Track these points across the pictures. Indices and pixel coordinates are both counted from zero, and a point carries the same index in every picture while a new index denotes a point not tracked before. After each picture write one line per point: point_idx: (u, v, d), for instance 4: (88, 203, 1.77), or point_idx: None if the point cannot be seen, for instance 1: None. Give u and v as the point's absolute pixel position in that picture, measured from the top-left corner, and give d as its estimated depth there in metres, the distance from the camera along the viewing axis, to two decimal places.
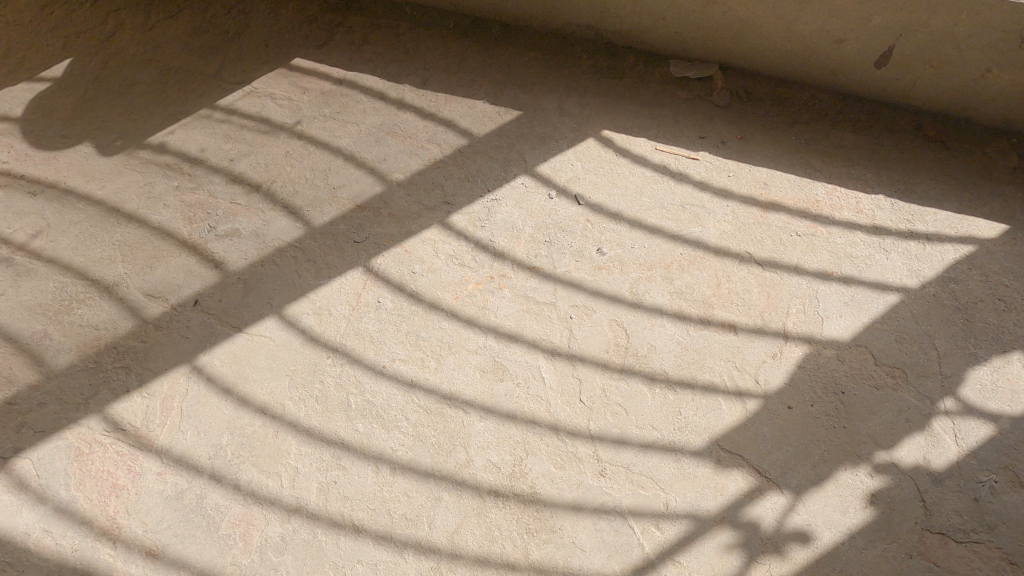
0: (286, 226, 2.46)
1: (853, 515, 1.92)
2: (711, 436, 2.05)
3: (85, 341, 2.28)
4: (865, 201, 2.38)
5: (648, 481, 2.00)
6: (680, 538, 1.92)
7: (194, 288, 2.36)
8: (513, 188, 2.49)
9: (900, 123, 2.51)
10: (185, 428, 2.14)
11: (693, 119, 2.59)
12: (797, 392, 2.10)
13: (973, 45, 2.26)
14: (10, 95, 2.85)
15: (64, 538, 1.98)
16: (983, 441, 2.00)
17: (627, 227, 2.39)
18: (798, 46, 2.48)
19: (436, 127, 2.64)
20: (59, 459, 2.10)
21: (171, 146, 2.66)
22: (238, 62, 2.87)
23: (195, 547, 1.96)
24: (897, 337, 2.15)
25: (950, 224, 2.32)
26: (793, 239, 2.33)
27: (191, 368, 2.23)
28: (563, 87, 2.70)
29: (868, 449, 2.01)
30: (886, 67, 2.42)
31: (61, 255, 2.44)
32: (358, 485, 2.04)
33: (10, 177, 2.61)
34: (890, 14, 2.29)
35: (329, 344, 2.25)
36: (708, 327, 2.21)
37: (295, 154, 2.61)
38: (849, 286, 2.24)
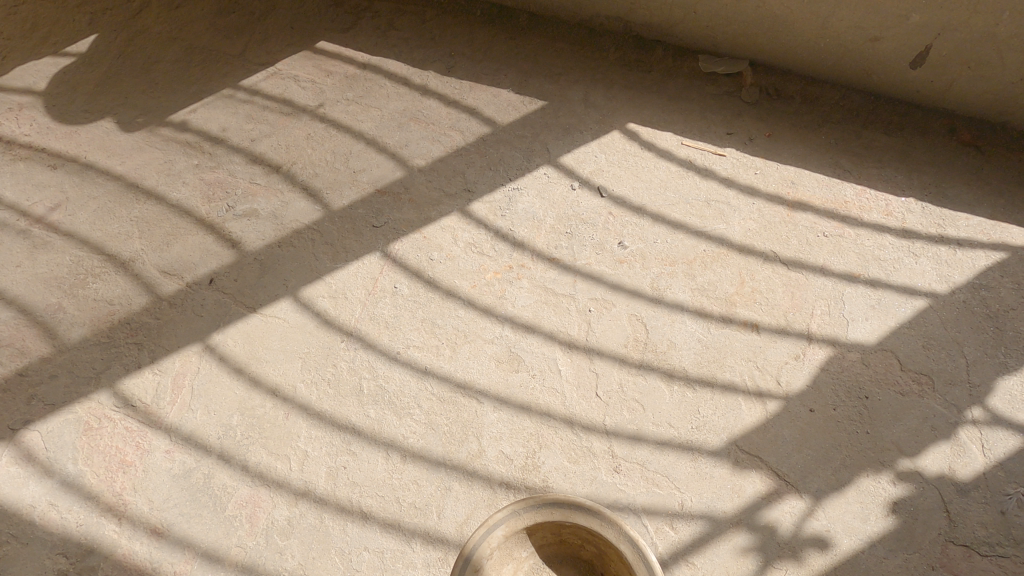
0: (305, 209, 2.44)
1: (874, 523, 1.87)
2: (730, 436, 2.01)
3: (99, 316, 2.27)
4: (895, 204, 2.33)
5: (664, 479, 1.96)
6: (694, 538, 1.87)
7: (210, 267, 2.34)
8: (535, 178, 2.45)
9: (932, 126, 2.46)
10: (195, 407, 2.12)
11: (720, 115, 2.55)
12: (819, 396, 2.05)
13: (1013, 47, 2.20)
14: (34, 69, 2.85)
15: (70, 513, 1.96)
16: (1011, 452, 1.95)
17: (650, 221, 2.35)
18: (832, 43, 2.42)
19: (459, 115, 2.61)
20: (68, 433, 2.08)
21: (193, 124, 2.65)
22: (263, 44, 2.86)
23: (200, 527, 1.94)
24: (924, 343, 2.10)
25: (981, 230, 2.27)
26: (819, 239, 2.29)
27: (204, 347, 2.21)
28: (589, 79, 2.66)
29: (891, 456, 1.96)
30: (922, 68, 2.36)
31: (78, 229, 2.43)
32: (368, 472, 2.00)
33: (31, 150, 2.60)
34: (930, 10, 2.22)
35: (343, 328, 2.22)
36: (730, 326, 2.16)
37: (316, 136, 2.59)
38: (875, 289, 2.19)
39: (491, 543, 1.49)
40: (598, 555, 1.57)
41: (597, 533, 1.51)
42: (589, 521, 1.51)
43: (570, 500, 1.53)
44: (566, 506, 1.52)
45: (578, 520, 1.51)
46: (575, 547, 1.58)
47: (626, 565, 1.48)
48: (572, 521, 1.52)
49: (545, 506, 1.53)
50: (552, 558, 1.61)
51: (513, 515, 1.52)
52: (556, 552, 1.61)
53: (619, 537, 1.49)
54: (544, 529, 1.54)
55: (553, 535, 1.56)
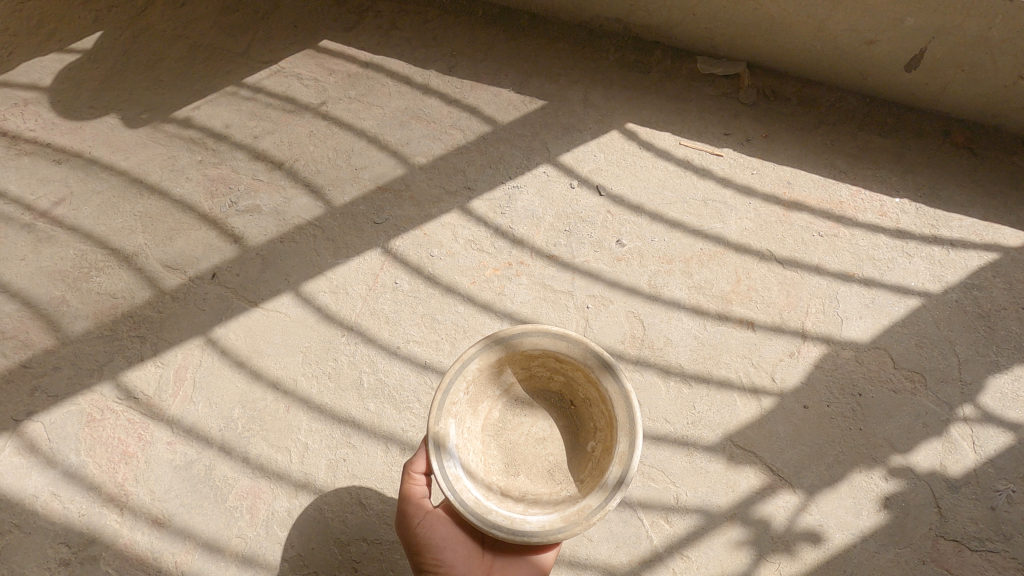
0: (307, 205, 2.47)
1: (866, 518, 1.91)
2: (725, 432, 2.03)
3: (102, 309, 2.29)
4: (890, 204, 2.36)
5: (660, 474, 1.99)
6: (689, 532, 1.92)
7: (212, 262, 2.37)
8: (535, 176, 2.48)
9: (926, 128, 2.49)
10: (197, 400, 2.14)
11: (718, 116, 2.58)
12: (813, 392, 2.07)
13: (1006, 51, 2.21)
14: (40, 65, 2.88)
15: (72, 503, 1.99)
16: (1001, 449, 1.98)
17: (648, 220, 2.38)
18: (828, 46, 2.45)
19: (460, 113, 2.64)
20: (70, 424, 2.11)
21: (197, 121, 2.67)
22: (266, 42, 2.89)
23: (202, 518, 1.98)
24: (917, 341, 2.13)
25: (975, 231, 2.30)
26: (814, 239, 2.32)
27: (206, 341, 2.23)
28: (588, 79, 2.69)
29: (884, 452, 1.99)
30: (917, 70, 2.38)
31: (82, 223, 2.45)
32: (367, 465, 2.04)
33: (36, 144, 2.63)
34: (924, 15, 2.22)
35: (344, 322, 2.25)
36: (726, 323, 2.19)
37: (319, 134, 2.62)
38: (869, 288, 2.22)
39: (467, 376, 1.63)
40: (567, 379, 1.72)
41: (564, 356, 1.65)
42: (556, 343, 1.63)
43: (538, 328, 1.63)
44: (535, 333, 1.63)
45: (545, 345, 1.64)
46: (547, 378, 1.75)
47: (593, 379, 1.63)
48: (540, 346, 1.65)
49: (515, 334, 1.63)
50: (526, 394, 1.77)
51: (486, 348, 1.63)
52: (530, 384, 1.77)
53: (584, 353, 1.61)
54: (515, 358, 1.68)
55: (525, 365, 1.71)
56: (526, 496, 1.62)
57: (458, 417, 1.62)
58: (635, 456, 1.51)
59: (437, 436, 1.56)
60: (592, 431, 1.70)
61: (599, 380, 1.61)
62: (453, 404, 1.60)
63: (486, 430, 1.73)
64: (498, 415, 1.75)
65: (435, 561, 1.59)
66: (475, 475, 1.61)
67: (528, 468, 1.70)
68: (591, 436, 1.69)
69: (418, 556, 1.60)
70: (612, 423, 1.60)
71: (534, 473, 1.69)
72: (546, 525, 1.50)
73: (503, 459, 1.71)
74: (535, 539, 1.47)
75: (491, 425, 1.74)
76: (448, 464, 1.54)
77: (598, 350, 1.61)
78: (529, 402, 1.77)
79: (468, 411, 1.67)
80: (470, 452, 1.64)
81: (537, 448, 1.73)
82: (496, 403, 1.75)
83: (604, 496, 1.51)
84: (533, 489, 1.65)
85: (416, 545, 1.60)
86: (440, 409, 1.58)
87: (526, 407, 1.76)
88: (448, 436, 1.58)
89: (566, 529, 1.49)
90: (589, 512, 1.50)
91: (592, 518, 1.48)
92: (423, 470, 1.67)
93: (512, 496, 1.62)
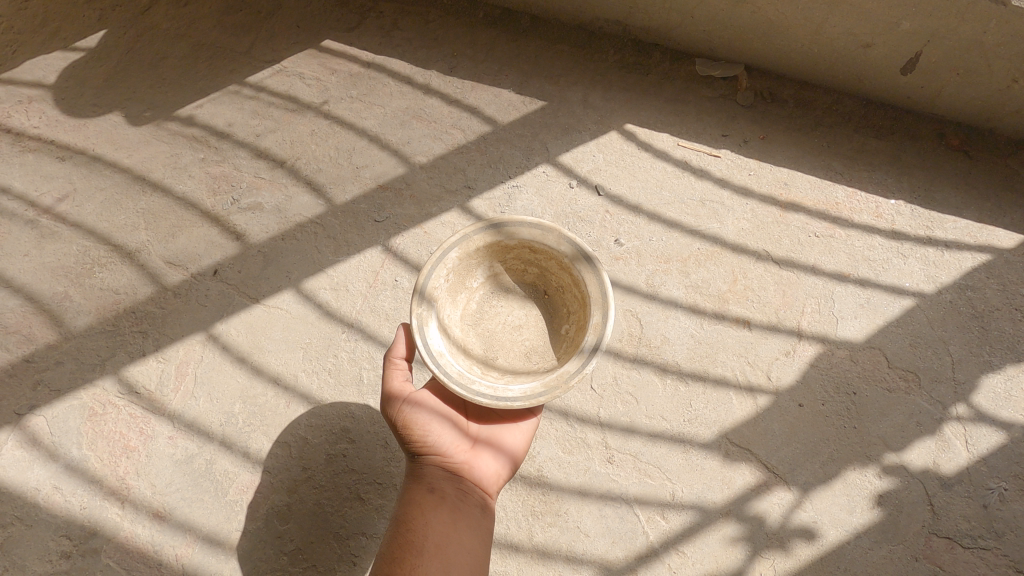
0: (308, 203, 2.49)
1: (859, 515, 1.93)
2: (720, 429, 2.06)
3: (104, 304, 2.31)
4: (885, 206, 2.39)
5: (655, 470, 2.02)
6: (684, 528, 1.94)
7: (214, 258, 2.39)
8: (534, 176, 2.50)
9: (922, 131, 2.52)
10: (198, 395, 2.16)
11: (716, 117, 2.61)
12: (808, 391, 2.10)
13: (1000, 55, 2.22)
14: (44, 63, 2.90)
15: (73, 496, 2.01)
16: (994, 448, 2.00)
17: (646, 220, 2.40)
18: (825, 48, 2.46)
19: (460, 114, 2.66)
20: (72, 418, 2.13)
21: (200, 119, 2.70)
22: (269, 41, 2.91)
23: (202, 512, 2.00)
24: (911, 341, 2.15)
25: (969, 233, 2.33)
26: (810, 239, 2.34)
27: (207, 336, 2.25)
28: (588, 81, 2.72)
29: (877, 450, 2.01)
30: (913, 73, 2.40)
31: (85, 219, 2.47)
32: (367, 460, 2.07)
33: (40, 142, 2.65)
34: (919, 20, 2.22)
35: (345, 319, 2.27)
36: (722, 322, 2.21)
37: (321, 133, 2.64)
38: (864, 289, 2.25)
39: (448, 265, 1.68)
40: (541, 270, 1.80)
41: (538, 245, 1.70)
42: (531, 233, 1.68)
43: (513, 219, 1.68)
44: (509, 224, 1.69)
45: (520, 235, 1.69)
46: (522, 271, 1.82)
47: (565, 264, 1.69)
48: (516, 236, 1.70)
49: (491, 226, 1.69)
50: (501, 287, 1.84)
51: (465, 238, 1.68)
52: (504, 278, 1.84)
53: (557, 241, 1.66)
54: (491, 249, 1.74)
55: (501, 257, 1.78)
56: (506, 371, 1.71)
57: (439, 303, 1.68)
58: (609, 324, 1.56)
59: (420, 317, 1.61)
60: (566, 315, 1.78)
61: (572, 266, 1.67)
62: (434, 289, 1.66)
63: (465, 319, 1.80)
64: (475, 306, 1.82)
65: (423, 433, 1.62)
66: (457, 354, 1.66)
67: (508, 352, 1.78)
68: (563, 319, 1.78)
69: (405, 432, 1.62)
70: (586, 299, 1.66)
71: (512, 357, 1.78)
72: (528, 391, 1.56)
73: (481, 343, 1.77)
74: (518, 402, 1.53)
75: (470, 315, 1.81)
76: (430, 341, 1.60)
77: (570, 233, 1.66)
78: (504, 294, 1.84)
79: (448, 298, 1.74)
80: (451, 335, 1.70)
81: (513, 336, 1.81)
82: (474, 296, 1.82)
83: (582, 360, 1.56)
84: (511, 367, 1.72)
85: (403, 422, 1.63)
86: (422, 291, 1.63)
87: (502, 298, 1.84)
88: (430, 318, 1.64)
89: (548, 392, 1.54)
90: (568, 376, 1.54)
91: (571, 382, 1.53)
92: (404, 357, 1.70)
93: (494, 374, 1.68)
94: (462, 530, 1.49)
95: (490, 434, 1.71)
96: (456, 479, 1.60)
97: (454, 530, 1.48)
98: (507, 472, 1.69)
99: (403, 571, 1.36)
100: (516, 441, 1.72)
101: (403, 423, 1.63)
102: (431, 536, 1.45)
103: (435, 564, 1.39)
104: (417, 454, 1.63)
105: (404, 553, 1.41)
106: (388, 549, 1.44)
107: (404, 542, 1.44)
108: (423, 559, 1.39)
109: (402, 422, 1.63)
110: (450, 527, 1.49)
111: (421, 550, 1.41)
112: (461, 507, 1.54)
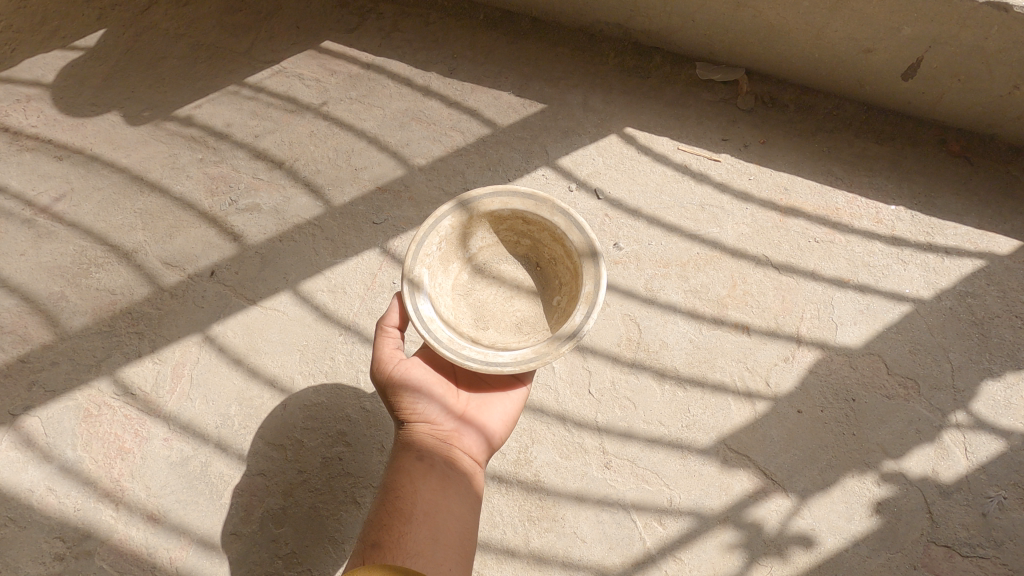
0: (306, 204, 2.48)
1: (857, 522, 1.92)
2: (718, 435, 2.05)
3: (100, 305, 2.30)
4: (885, 212, 2.38)
5: (653, 476, 2.01)
6: (682, 535, 1.93)
7: (211, 259, 2.38)
8: (533, 179, 2.49)
9: (923, 137, 2.51)
10: (194, 397, 2.15)
11: (716, 121, 2.60)
12: (807, 397, 2.09)
13: (1002, 61, 2.21)
14: (43, 62, 2.89)
15: (67, 497, 2.00)
16: (993, 456, 2.00)
17: (645, 224, 2.39)
18: (825, 54, 2.45)
19: (460, 116, 2.65)
20: (67, 419, 2.11)
21: (198, 119, 2.69)
22: (268, 42, 2.90)
23: (197, 514, 1.99)
24: (911, 348, 2.14)
25: (969, 239, 2.32)
26: (810, 244, 2.33)
27: (203, 338, 2.24)
28: (588, 84, 2.71)
29: (876, 457, 2.00)
30: (914, 78, 2.38)
31: (82, 219, 2.46)
32: (363, 463, 2.06)
33: (38, 141, 2.64)
34: (920, 25, 2.22)
35: (342, 322, 2.26)
36: (721, 328, 2.20)
37: (320, 134, 2.63)
38: (864, 295, 2.24)
39: (440, 233, 1.67)
40: (534, 242, 1.80)
41: (531, 215, 1.69)
42: (524, 204, 1.67)
43: (506, 189, 1.66)
44: (502, 194, 1.67)
45: (513, 205, 1.68)
46: (515, 243, 1.82)
47: (557, 235, 1.68)
48: (507, 206, 1.68)
49: (483, 196, 1.67)
50: (492, 260, 1.85)
51: (456, 208, 1.67)
52: (496, 251, 1.84)
53: (549, 211, 1.65)
54: (483, 220, 1.73)
55: (494, 229, 1.77)
56: (496, 340, 1.70)
57: (430, 271, 1.67)
58: (601, 292, 1.55)
59: (411, 284, 1.60)
60: (558, 286, 1.78)
61: (565, 238, 1.66)
62: (425, 257, 1.65)
63: (457, 289, 1.80)
64: (467, 278, 1.82)
65: (411, 399, 1.61)
66: (447, 321, 1.65)
67: (499, 323, 1.78)
68: (555, 291, 1.78)
69: (394, 399, 1.62)
70: (578, 270, 1.65)
71: (503, 327, 1.77)
72: (518, 356, 1.55)
73: (472, 314, 1.78)
74: (508, 367, 1.52)
75: (462, 287, 1.81)
76: (421, 307, 1.59)
77: (563, 204, 1.65)
78: (496, 267, 1.85)
79: (439, 268, 1.73)
80: (442, 304, 1.70)
81: (504, 309, 1.81)
82: (467, 268, 1.83)
83: (574, 327, 1.55)
84: (502, 338, 1.72)
85: (392, 389, 1.62)
86: (413, 259, 1.62)
87: (494, 273, 1.85)
88: (421, 285, 1.63)
89: (538, 357, 1.53)
90: (559, 342, 1.53)
91: (562, 348, 1.51)
92: (396, 324, 1.67)
93: (484, 342, 1.68)
94: (451, 498, 1.49)
95: (481, 401, 1.67)
96: (446, 446, 1.58)
97: (442, 498, 1.48)
98: (497, 438, 1.66)
99: (390, 538, 1.37)
100: (507, 408, 1.69)
101: (392, 390, 1.62)
102: (419, 504, 1.45)
103: (423, 531, 1.40)
104: (407, 421, 1.62)
105: (392, 521, 1.41)
106: (375, 517, 1.44)
107: (392, 509, 1.44)
108: (410, 526, 1.40)
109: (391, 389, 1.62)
110: (438, 496, 1.48)
111: (409, 518, 1.41)
112: (450, 475, 1.53)
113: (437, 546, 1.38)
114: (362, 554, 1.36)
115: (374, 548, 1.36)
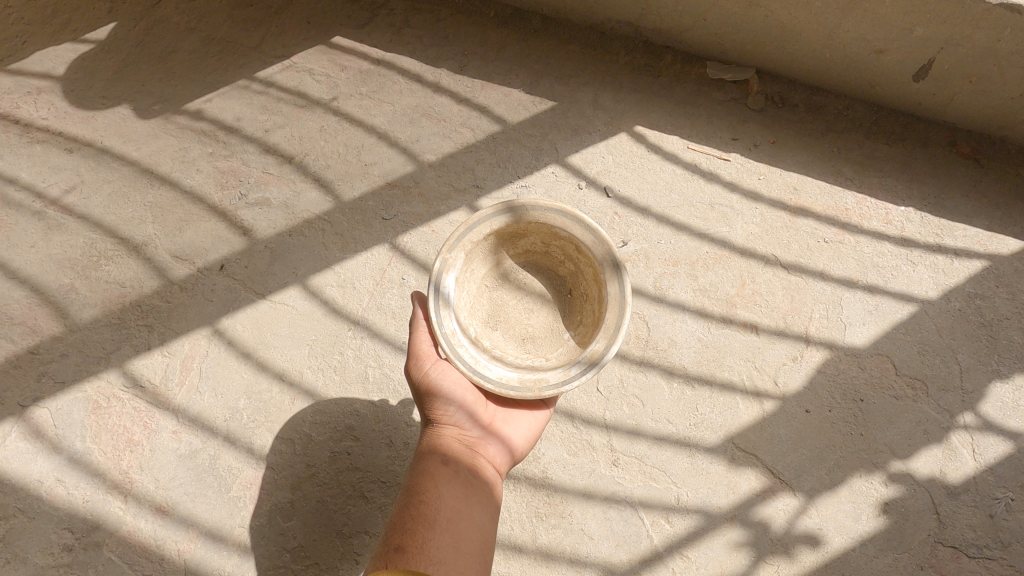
0: (316, 199, 2.48)
1: (865, 522, 1.93)
2: (726, 433, 2.05)
3: (110, 297, 2.30)
4: (895, 213, 2.38)
5: (661, 474, 2.01)
6: (688, 532, 1.94)
7: (221, 253, 2.38)
8: (543, 176, 2.50)
9: (933, 138, 2.51)
10: (203, 390, 2.16)
11: (726, 120, 2.60)
12: (816, 397, 2.09)
13: (1013, 63, 2.21)
14: (53, 54, 2.89)
15: (76, 489, 2.01)
16: (1001, 457, 2.00)
17: (654, 222, 2.39)
18: (838, 54, 2.45)
19: (470, 112, 2.66)
20: (77, 411, 2.12)
21: (208, 113, 2.69)
22: (279, 37, 2.91)
23: (205, 507, 1.99)
24: (920, 349, 2.14)
25: (979, 241, 2.32)
26: (820, 245, 2.34)
27: (213, 331, 2.25)
28: (598, 82, 2.71)
29: (884, 457, 2.00)
30: (925, 80, 2.39)
31: (92, 212, 2.47)
32: (371, 458, 2.06)
33: (49, 133, 2.65)
34: (933, 26, 2.22)
35: (351, 317, 2.27)
36: (730, 326, 2.20)
37: (330, 129, 2.64)
38: (873, 295, 2.24)
39: (493, 226, 1.69)
40: (577, 269, 1.79)
41: (585, 248, 1.68)
42: (583, 235, 1.65)
43: (573, 214, 1.65)
44: (569, 217, 1.65)
45: (573, 231, 1.67)
46: (559, 261, 1.81)
47: (599, 278, 1.67)
48: (569, 232, 1.68)
49: (550, 211, 1.66)
50: (533, 265, 1.83)
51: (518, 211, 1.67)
52: (540, 256, 1.82)
53: (604, 257, 1.64)
54: (540, 229, 1.72)
55: (546, 241, 1.77)
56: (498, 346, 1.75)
57: (468, 256, 1.71)
58: (606, 357, 1.56)
59: (444, 263, 1.65)
60: (576, 322, 1.78)
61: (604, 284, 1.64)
62: (469, 242, 1.68)
63: (485, 279, 1.81)
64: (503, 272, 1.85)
65: (443, 403, 1.65)
66: (459, 310, 1.70)
67: (508, 328, 1.78)
68: (573, 325, 1.79)
69: (427, 400, 1.66)
70: (598, 323, 1.65)
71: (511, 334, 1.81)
72: (502, 379, 1.61)
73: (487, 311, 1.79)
74: (488, 384, 1.59)
75: (491, 277, 1.82)
76: (441, 288, 1.64)
77: (617, 255, 1.62)
78: (535, 271, 1.83)
79: (479, 256, 1.76)
80: (465, 291, 1.75)
81: (522, 317, 1.80)
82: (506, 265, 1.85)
83: (565, 376, 1.58)
84: (499, 343, 1.74)
85: (428, 388, 1.66)
86: (457, 241, 1.66)
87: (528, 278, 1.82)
88: (453, 267, 1.67)
89: (520, 390, 1.58)
90: (544, 385, 1.58)
91: (543, 392, 1.57)
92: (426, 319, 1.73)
93: (484, 343, 1.72)
94: (472, 507, 1.50)
95: (507, 414, 1.70)
96: (471, 454, 1.61)
97: (465, 506, 1.48)
98: (519, 452, 1.70)
99: (413, 542, 1.36)
100: (532, 424, 1.72)
101: (426, 391, 1.66)
102: (443, 510, 1.44)
103: (446, 539, 1.39)
104: (435, 424, 1.64)
105: (415, 526, 1.40)
106: (398, 519, 1.43)
107: (416, 513, 1.43)
108: (433, 532, 1.39)
109: (427, 389, 1.66)
110: (461, 504, 1.49)
111: (432, 525, 1.40)
112: (473, 483, 1.55)
113: (459, 554, 1.37)
114: (384, 556, 1.35)
115: (397, 551, 1.35)
